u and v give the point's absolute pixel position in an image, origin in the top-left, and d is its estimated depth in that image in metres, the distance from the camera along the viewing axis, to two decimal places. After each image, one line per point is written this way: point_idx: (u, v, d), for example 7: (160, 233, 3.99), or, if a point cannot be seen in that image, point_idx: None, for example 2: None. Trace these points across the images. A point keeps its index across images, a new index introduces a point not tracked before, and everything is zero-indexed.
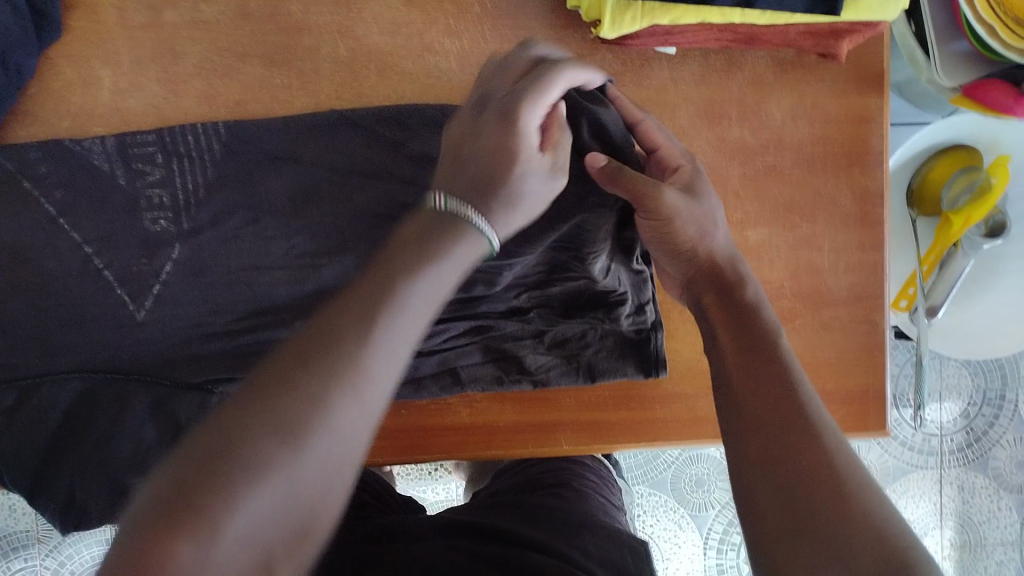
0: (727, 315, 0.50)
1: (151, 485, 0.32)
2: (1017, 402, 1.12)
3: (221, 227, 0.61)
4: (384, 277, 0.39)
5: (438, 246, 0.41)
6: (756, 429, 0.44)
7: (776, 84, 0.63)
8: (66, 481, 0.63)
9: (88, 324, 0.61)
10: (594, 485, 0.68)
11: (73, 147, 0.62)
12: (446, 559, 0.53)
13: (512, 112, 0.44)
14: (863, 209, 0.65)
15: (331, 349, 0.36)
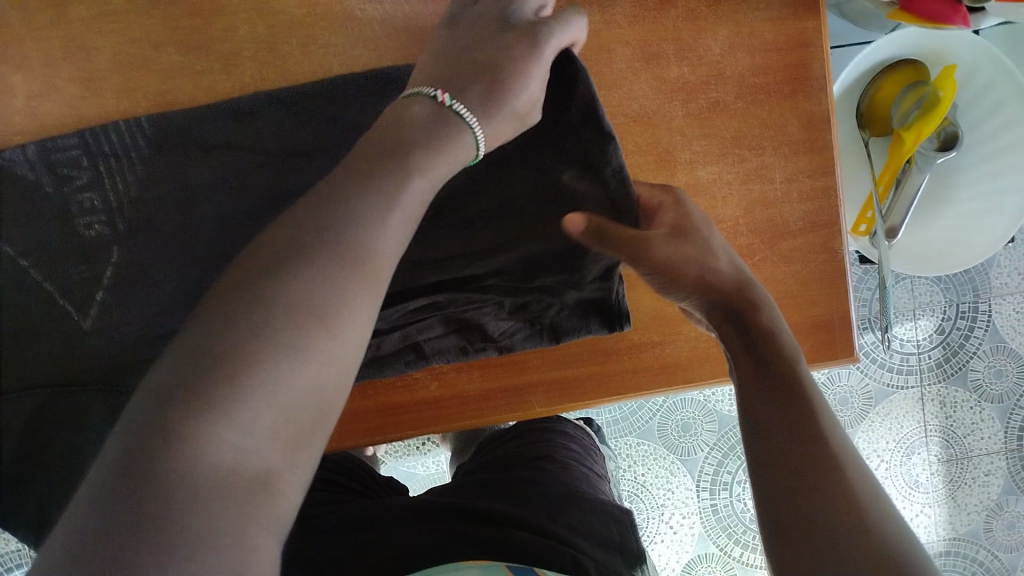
0: (739, 338, 0.51)
1: (174, 359, 0.33)
2: (990, 312, 1.13)
3: (158, 224, 0.60)
4: (389, 170, 0.40)
5: (433, 144, 0.42)
6: (780, 454, 0.44)
7: (710, 17, 0.62)
8: (32, 506, 0.58)
9: (32, 336, 0.59)
10: (575, 458, 0.67)
11: None
12: (433, 542, 0.52)
13: (536, 32, 0.47)
14: (811, 135, 0.64)
15: (346, 234, 0.37)
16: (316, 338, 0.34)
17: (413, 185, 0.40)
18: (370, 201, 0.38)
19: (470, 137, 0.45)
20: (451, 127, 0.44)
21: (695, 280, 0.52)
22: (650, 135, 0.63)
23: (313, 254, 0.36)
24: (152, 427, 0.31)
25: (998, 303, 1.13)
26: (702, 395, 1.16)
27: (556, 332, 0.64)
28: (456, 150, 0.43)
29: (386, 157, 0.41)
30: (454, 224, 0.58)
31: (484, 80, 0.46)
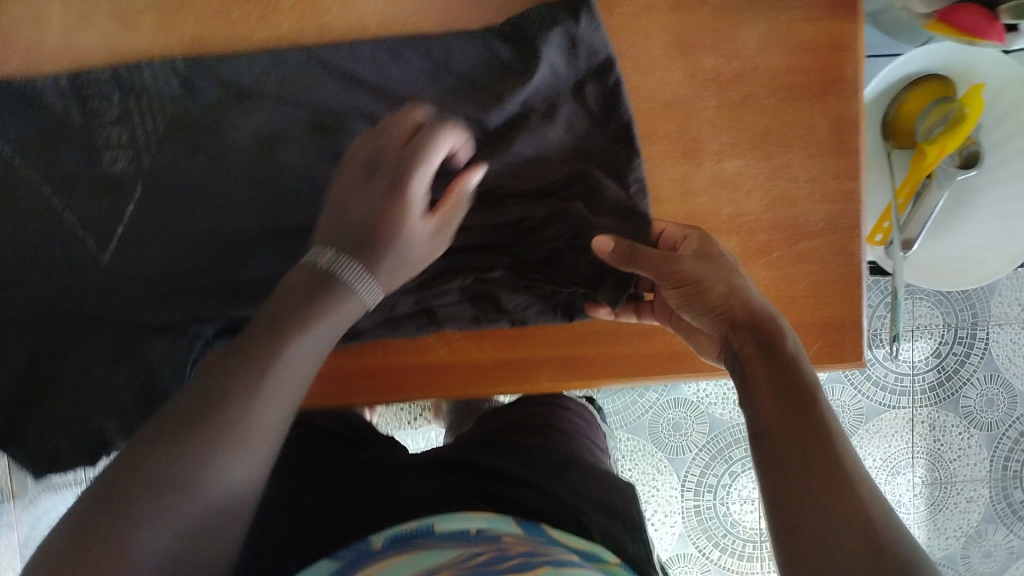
0: (766, 366, 0.48)
1: (67, 519, 0.36)
2: (987, 340, 1.14)
3: (186, 164, 0.61)
4: (272, 333, 0.43)
5: (318, 307, 0.44)
6: (787, 467, 0.43)
7: (749, 9, 0.62)
8: (38, 430, 0.60)
9: (50, 265, 0.60)
10: (581, 439, 0.69)
11: (26, 87, 0.60)
12: (434, 492, 0.57)
13: (402, 183, 0.48)
14: (839, 137, 0.64)
15: (224, 402, 0.39)
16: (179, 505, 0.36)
17: (295, 346, 0.43)
18: (251, 369, 0.41)
19: (357, 296, 0.46)
20: (329, 293, 0.45)
21: (720, 299, 0.53)
22: (680, 123, 0.63)
23: (191, 428, 0.38)
24: None
25: (996, 333, 1.14)
26: (695, 394, 1.16)
27: (568, 310, 0.65)
28: (337, 317, 0.45)
29: (272, 356, 0.42)
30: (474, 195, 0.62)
31: (361, 234, 0.47)
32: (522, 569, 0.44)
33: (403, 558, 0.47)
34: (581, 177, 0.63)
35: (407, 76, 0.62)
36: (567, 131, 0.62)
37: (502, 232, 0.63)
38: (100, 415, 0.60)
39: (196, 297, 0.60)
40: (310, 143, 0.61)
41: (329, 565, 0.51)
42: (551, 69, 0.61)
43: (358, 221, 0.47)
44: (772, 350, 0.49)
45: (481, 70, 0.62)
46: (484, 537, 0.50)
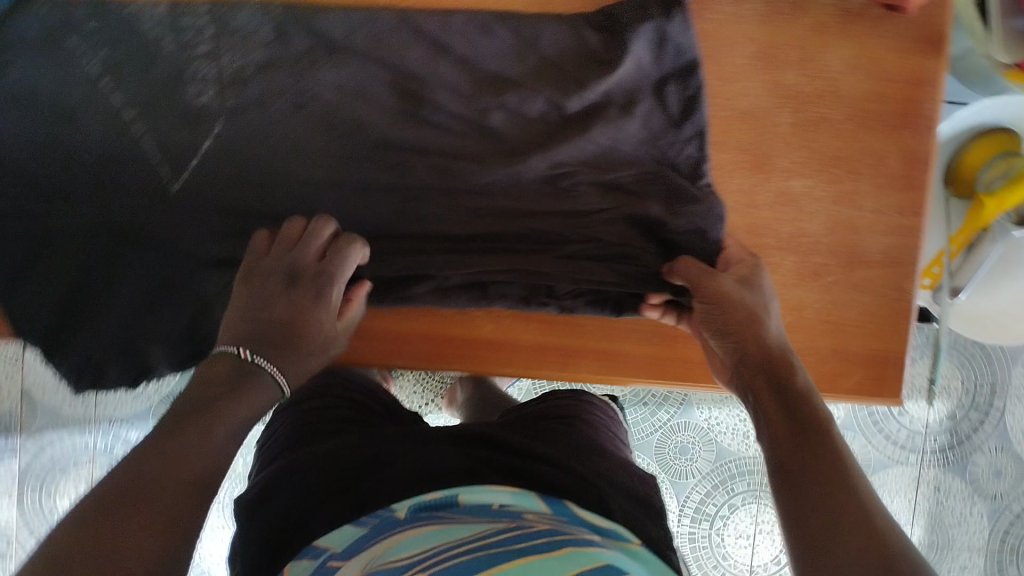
0: (777, 402, 0.51)
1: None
2: (1004, 411, 1.14)
3: (266, 107, 0.62)
4: (201, 413, 0.48)
5: (230, 395, 0.50)
6: (807, 497, 0.45)
7: (837, 34, 0.63)
8: (85, 340, 0.62)
9: (122, 183, 0.60)
10: (603, 433, 0.72)
11: (124, 11, 0.61)
12: (458, 463, 0.59)
13: (320, 290, 0.57)
14: (907, 172, 0.64)
15: (126, 489, 0.43)
16: (135, 540, 0.41)
17: (214, 424, 0.48)
18: (189, 437, 0.47)
19: (272, 386, 0.53)
20: (247, 380, 0.51)
21: (743, 323, 0.56)
22: (754, 134, 0.63)
23: (128, 501, 0.42)
24: None
25: (1014, 406, 1.14)
26: (706, 420, 1.17)
27: (617, 307, 0.64)
28: (253, 395, 0.51)
29: (205, 406, 0.49)
30: (546, 178, 0.63)
31: (280, 331, 0.54)
32: (546, 548, 0.46)
33: (436, 526, 0.50)
34: (659, 177, 0.62)
35: (492, 53, 0.63)
36: (644, 126, 0.63)
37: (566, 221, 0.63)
38: (149, 338, 0.62)
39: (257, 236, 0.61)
40: (388, 104, 0.62)
41: (352, 532, 0.53)
42: (636, 63, 0.62)
43: (270, 316, 0.55)
44: (776, 381, 0.53)
45: (568, 55, 0.63)
46: (507, 513, 0.53)
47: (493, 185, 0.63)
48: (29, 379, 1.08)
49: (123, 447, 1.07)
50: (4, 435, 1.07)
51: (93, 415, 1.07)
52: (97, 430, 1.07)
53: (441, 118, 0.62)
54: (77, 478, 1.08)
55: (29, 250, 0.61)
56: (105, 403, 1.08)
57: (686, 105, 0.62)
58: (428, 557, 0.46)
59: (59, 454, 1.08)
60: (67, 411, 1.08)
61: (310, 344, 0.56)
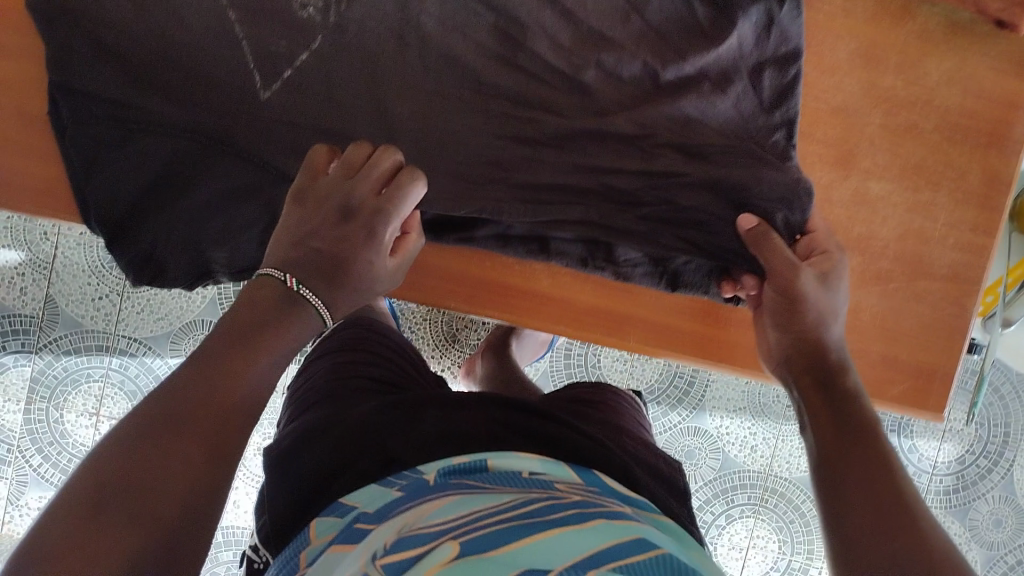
0: (824, 400, 0.53)
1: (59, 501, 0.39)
2: (1012, 463, 1.14)
3: (366, 31, 0.60)
4: (240, 347, 0.47)
5: (273, 325, 0.49)
6: (856, 493, 0.45)
7: (942, 44, 0.63)
8: (151, 234, 0.61)
9: (212, 87, 0.59)
10: (628, 424, 0.70)
11: None
12: (486, 424, 0.56)
13: (377, 230, 0.53)
14: (988, 192, 0.64)
15: (166, 410, 0.43)
16: (173, 460, 0.41)
17: (258, 355, 0.47)
18: (232, 359, 0.46)
19: (315, 319, 0.51)
20: (293, 312, 0.49)
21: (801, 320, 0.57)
22: (841, 130, 0.64)
23: (167, 424, 0.42)
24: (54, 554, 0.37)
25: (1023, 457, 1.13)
26: (716, 426, 1.16)
27: (673, 282, 0.65)
28: (299, 328, 0.50)
29: (256, 326, 0.48)
30: (626, 140, 0.61)
31: (330, 263, 0.52)
32: (574, 522, 0.39)
33: (456, 497, 0.44)
34: (740, 152, 0.61)
35: (598, 10, 0.61)
36: (735, 106, 0.61)
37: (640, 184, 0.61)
38: (216, 243, 0.62)
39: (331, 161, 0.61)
40: (487, 46, 0.61)
41: (384, 493, 0.48)
42: (738, 42, 0.61)
43: (317, 246, 0.52)
44: (825, 379, 0.54)
45: (674, 25, 0.61)
46: (540, 484, 0.47)
47: (578, 140, 0.61)
48: (54, 286, 1.05)
49: (139, 369, 1.06)
50: (21, 339, 1.05)
51: (112, 333, 1.06)
52: (114, 349, 1.06)
53: (536, 66, 0.61)
54: (86, 393, 1.06)
55: (106, 134, 0.59)
56: (126, 322, 1.06)
57: (781, 93, 0.61)
58: (460, 525, 0.39)
59: (73, 366, 1.06)
60: (87, 325, 1.05)
61: (360, 283, 0.53)
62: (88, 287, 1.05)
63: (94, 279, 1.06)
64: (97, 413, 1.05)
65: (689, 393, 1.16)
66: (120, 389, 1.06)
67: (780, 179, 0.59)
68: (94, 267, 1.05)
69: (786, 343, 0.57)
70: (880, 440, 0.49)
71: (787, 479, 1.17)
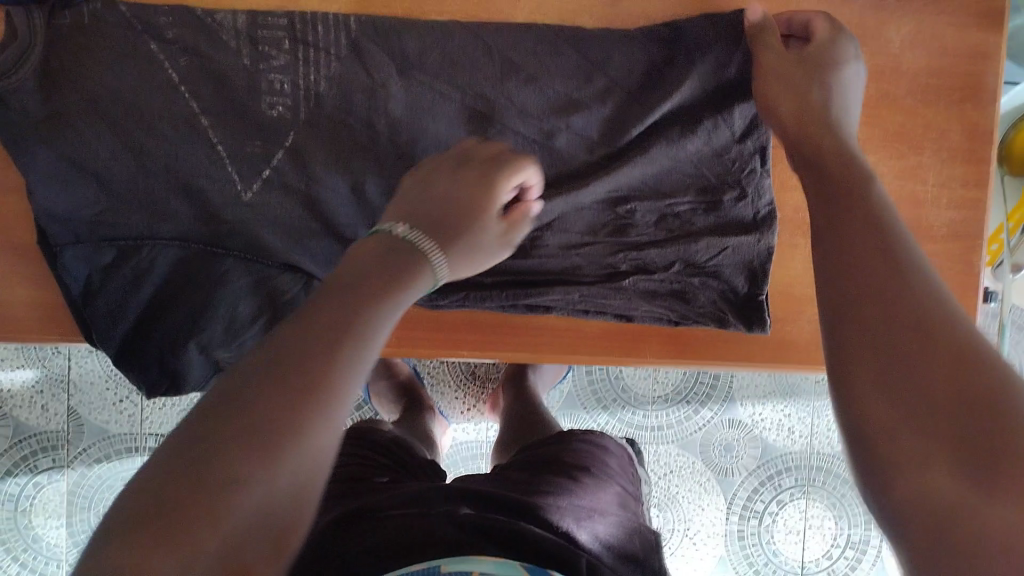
0: (830, 248, 0.39)
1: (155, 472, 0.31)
2: None
3: (335, 113, 0.60)
4: (350, 294, 0.38)
5: (395, 270, 0.42)
6: (867, 301, 0.35)
7: (900, 10, 0.62)
8: (157, 344, 0.62)
9: (196, 193, 0.60)
10: (609, 492, 0.63)
11: (205, 17, 0.59)
12: (450, 534, 0.49)
13: (491, 177, 0.51)
14: (972, 145, 0.64)
15: (294, 366, 0.34)
16: (253, 469, 0.32)
17: (371, 310, 0.38)
18: (317, 333, 0.36)
19: (428, 266, 0.44)
20: (401, 259, 0.43)
21: (839, 183, 0.44)
22: None
23: (231, 412, 0.32)
24: (151, 511, 0.30)
25: None
26: (749, 416, 1.15)
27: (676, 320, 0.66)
28: (418, 278, 0.43)
29: (342, 319, 0.37)
30: (604, 200, 0.62)
31: (443, 214, 0.48)
32: None
33: None
34: (715, 189, 0.62)
35: (563, 73, 0.61)
36: (707, 143, 0.61)
37: (615, 248, 0.64)
38: (218, 342, 0.62)
39: (332, 251, 0.63)
40: (456, 109, 0.61)
41: None
42: (697, 82, 0.60)
43: (442, 200, 0.49)
44: (855, 268, 0.37)
45: (638, 71, 0.61)
46: None
47: (562, 184, 0.62)
48: (74, 397, 1.05)
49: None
50: (50, 456, 1.05)
51: (139, 433, 1.06)
52: (144, 447, 1.06)
53: (507, 112, 0.61)
54: None
55: (102, 259, 0.60)
56: (149, 420, 1.06)
57: (747, 122, 0.60)
58: None
59: (106, 473, 1.05)
60: (113, 429, 1.05)
61: (487, 236, 0.51)
62: (107, 393, 1.06)
63: (114, 383, 1.06)
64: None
65: (716, 389, 1.15)
66: None
67: (754, 212, 0.63)
68: (111, 372, 1.05)
69: (813, 201, 0.44)
70: (900, 257, 0.37)
71: (831, 455, 1.16)
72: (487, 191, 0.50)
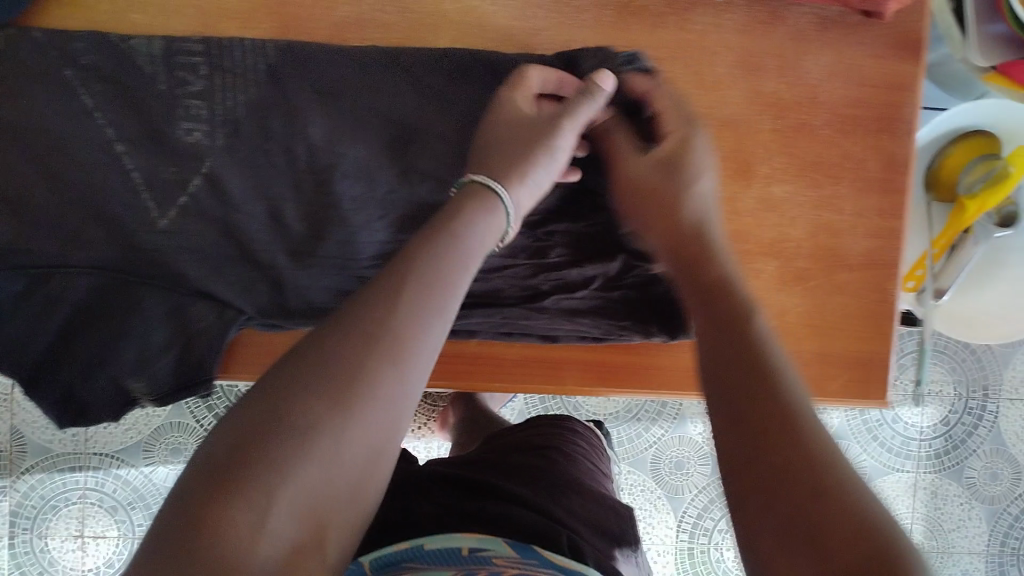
0: (706, 327, 0.46)
1: (234, 425, 0.37)
2: (997, 415, 1.11)
3: (252, 142, 0.60)
4: (412, 262, 0.44)
5: (456, 229, 0.47)
6: (726, 395, 0.41)
7: (818, 41, 0.63)
8: (67, 375, 0.61)
9: (110, 220, 0.59)
10: (581, 466, 0.68)
11: (121, 44, 0.58)
12: (438, 517, 0.54)
13: (503, 98, 0.57)
14: (888, 176, 0.65)
15: (358, 334, 0.40)
16: (325, 424, 0.37)
17: (429, 273, 0.44)
18: (385, 303, 0.42)
19: (500, 212, 0.51)
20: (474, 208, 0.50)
21: (715, 296, 0.48)
22: (735, 143, 0.64)
23: (316, 377, 0.39)
24: (227, 463, 0.36)
25: (1006, 408, 1.11)
26: (700, 434, 1.16)
27: (599, 337, 0.66)
28: (481, 233, 0.49)
29: (401, 285, 0.43)
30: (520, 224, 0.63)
31: (490, 151, 0.55)
32: None
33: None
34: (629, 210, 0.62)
35: (482, 102, 0.61)
36: None
37: (533, 269, 0.64)
38: (128, 373, 0.61)
39: (243, 282, 0.62)
40: (375, 136, 0.61)
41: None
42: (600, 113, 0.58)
43: (489, 138, 0.56)
44: (728, 357, 0.43)
45: None
46: (472, 560, 0.48)
47: None
48: (17, 416, 1.03)
49: (115, 484, 1.03)
50: None
51: (82, 452, 1.03)
52: (87, 467, 1.03)
53: (427, 139, 0.61)
54: (67, 517, 1.03)
55: (12, 287, 0.59)
56: (93, 439, 1.03)
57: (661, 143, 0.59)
58: None
59: (50, 492, 1.03)
60: (56, 449, 1.03)
61: (535, 131, 0.55)
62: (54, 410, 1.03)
63: None
64: (81, 535, 1.03)
65: (666, 408, 1.15)
66: (99, 508, 1.03)
67: None
68: None
69: (693, 289, 0.50)
70: (764, 351, 0.42)
71: None
72: (513, 111, 0.57)
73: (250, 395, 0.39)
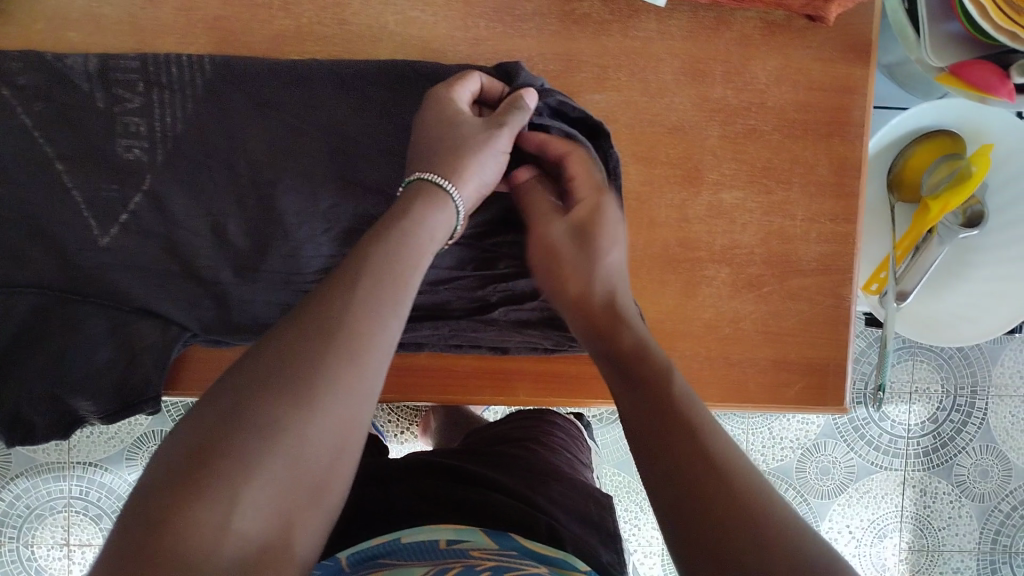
0: (625, 387, 0.47)
1: (196, 428, 0.37)
2: (986, 411, 1.07)
3: (192, 158, 0.59)
4: (369, 256, 0.44)
5: (412, 217, 0.48)
6: (658, 443, 0.42)
7: (762, 46, 0.62)
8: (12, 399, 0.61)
9: (51, 239, 0.59)
10: (561, 457, 0.67)
11: (56, 63, 0.58)
12: (415, 509, 0.53)
13: (445, 93, 0.55)
14: (840, 180, 0.64)
15: (315, 332, 0.40)
16: (287, 421, 0.37)
17: (385, 267, 0.44)
18: (342, 299, 0.41)
19: (451, 208, 0.50)
20: (433, 205, 0.49)
21: (639, 358, 0.49)
22: (683, 149, 0.63)
23: (277, 379, 0.38)
24: (191, 462, 0.36)
25: (995, 404, 1.07)
26: None
27: (549, 350, 0.65)
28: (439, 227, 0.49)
29: (356, 279, 0.43)
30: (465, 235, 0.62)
31: (435, 148, 0.53)
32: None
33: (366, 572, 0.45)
34: None
35: None
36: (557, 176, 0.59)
37: (480, 281, 0.64)
38: (74, 392, 0.61)
39: (189, 298, 0.61)
40: (317, 149, 0.61)
41: None
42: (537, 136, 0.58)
43: (430, 135, 0.54)
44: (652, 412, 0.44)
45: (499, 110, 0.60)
46: (451, 553, 0.46)
47: None
48: None
49: (100, 492, 1.02)
50: None
51: (66, 461, 1.01)
52: (71, 475, 1.01)
53: (368, 151, 0.61)
54: (53, 525, 1.02)
55: None
56: (77, 448, 1.01)
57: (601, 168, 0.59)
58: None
59: (35, 501, 1.02)
60: (40, 458, 1.01)
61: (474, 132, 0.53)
62: None
63: None
64: (67, 544, 1.02)
65: None
66: (84, 516, 1.02)
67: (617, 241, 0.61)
68: None
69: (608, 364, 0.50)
70: (688, 404, 0.44)
71: None
72: (453, 105, 0.55)
73: (210, 399, 0.38)
